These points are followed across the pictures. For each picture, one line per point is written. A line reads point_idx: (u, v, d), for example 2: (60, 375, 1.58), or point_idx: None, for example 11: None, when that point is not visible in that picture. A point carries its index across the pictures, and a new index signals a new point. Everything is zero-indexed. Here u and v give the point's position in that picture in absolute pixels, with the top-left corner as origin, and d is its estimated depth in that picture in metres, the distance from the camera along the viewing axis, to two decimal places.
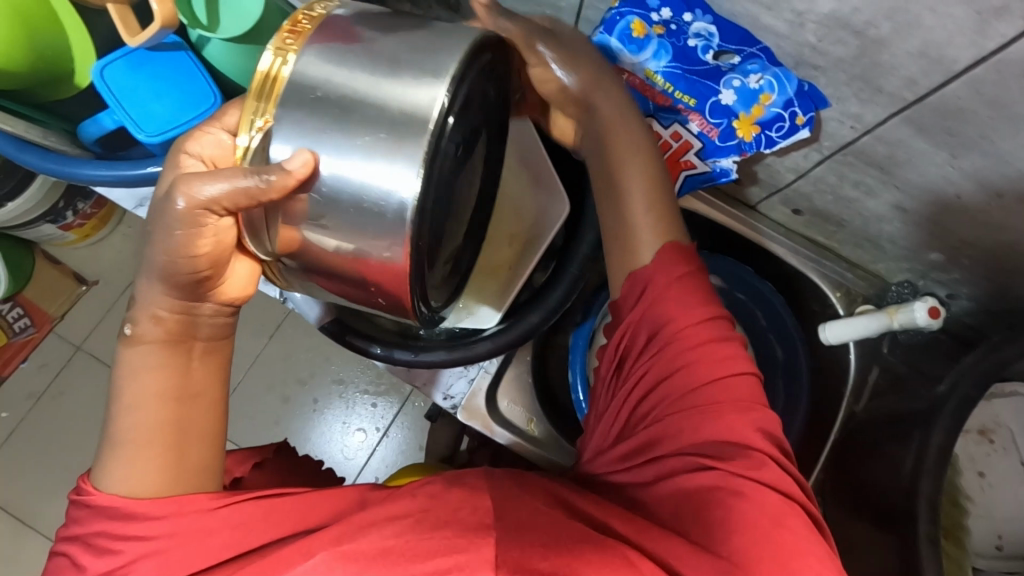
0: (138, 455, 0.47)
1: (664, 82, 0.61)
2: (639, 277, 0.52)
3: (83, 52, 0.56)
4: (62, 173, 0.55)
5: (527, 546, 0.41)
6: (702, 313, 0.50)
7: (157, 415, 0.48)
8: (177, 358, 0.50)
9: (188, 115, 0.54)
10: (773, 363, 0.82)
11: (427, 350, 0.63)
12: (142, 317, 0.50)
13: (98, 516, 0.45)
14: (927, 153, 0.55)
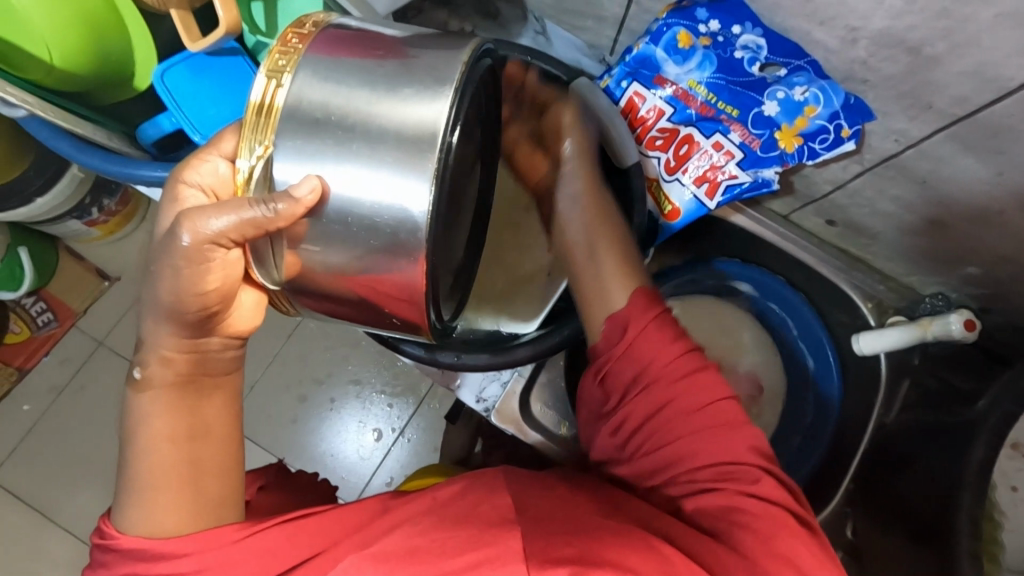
0: (153, 497, 0.46)
1: (707, 93, 0.62)
2: (616, 319, 0.54)
3: (145, 56, 0.58)
4: (122, 175, 0.56)
5: (551, 539, 0.43)
6: (679, 349, 0.51)
7: (169, 456, 0.47)
8: (186, 398, 0.49)
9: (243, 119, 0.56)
10: (804, 374, 0.82)
11: (469, 353, 0.64)
12: (150, 359, 0.49)
13: (126, 559, 0.46)
14: (972, 169, 0.55)
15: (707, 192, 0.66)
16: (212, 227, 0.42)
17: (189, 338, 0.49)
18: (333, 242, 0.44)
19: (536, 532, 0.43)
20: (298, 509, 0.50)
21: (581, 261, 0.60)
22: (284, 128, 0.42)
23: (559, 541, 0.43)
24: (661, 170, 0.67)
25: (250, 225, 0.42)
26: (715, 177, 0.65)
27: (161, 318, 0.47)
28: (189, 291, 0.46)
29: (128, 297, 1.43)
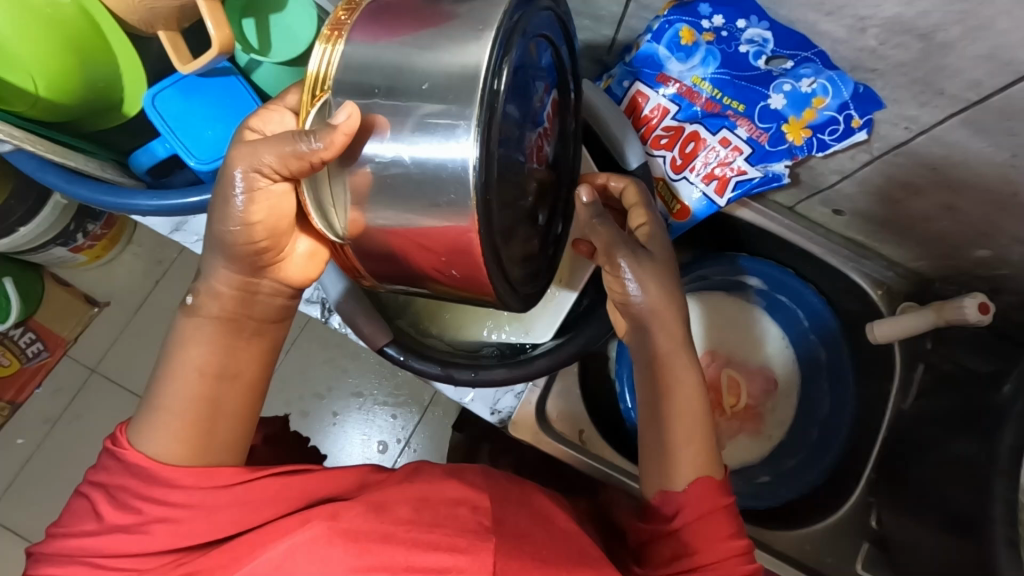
0: (167, 423, 0.48)
1: (711, 89, 0.61)
2: (671, 497, 0.53)
3: (129, 62, 0.55)
4: (116, 206, 0.54)
5: (526, 560, 0.42)
6: (730, 548, 0.51)
7: (192, 386, 0.50)
8: (226, 334, 0.51)
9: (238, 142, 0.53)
10: (816, 364, 0.82)
11: (488, 368, 0.61)
12: (204, 291, 0.52)
13: (126, 471, 0.47)
14: (985, 152, 0.55)
15: (716, 189, 0.64)
16: (260, 159, 0.45)
17: (245, 276, 0.52)
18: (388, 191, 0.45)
19: (513, 549, 0.43)
20: (294, 466, 0.51)
21: (650, 402, 0.57)
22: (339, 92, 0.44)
23: (533, 566, 0.42)
24: (668, 168, 0.66)
25: (296, 157, 0.44)
26: (724, 174, 0.64)
27: (219, 254, 0.51)
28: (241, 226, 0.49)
29: (119, 322, 1.41)
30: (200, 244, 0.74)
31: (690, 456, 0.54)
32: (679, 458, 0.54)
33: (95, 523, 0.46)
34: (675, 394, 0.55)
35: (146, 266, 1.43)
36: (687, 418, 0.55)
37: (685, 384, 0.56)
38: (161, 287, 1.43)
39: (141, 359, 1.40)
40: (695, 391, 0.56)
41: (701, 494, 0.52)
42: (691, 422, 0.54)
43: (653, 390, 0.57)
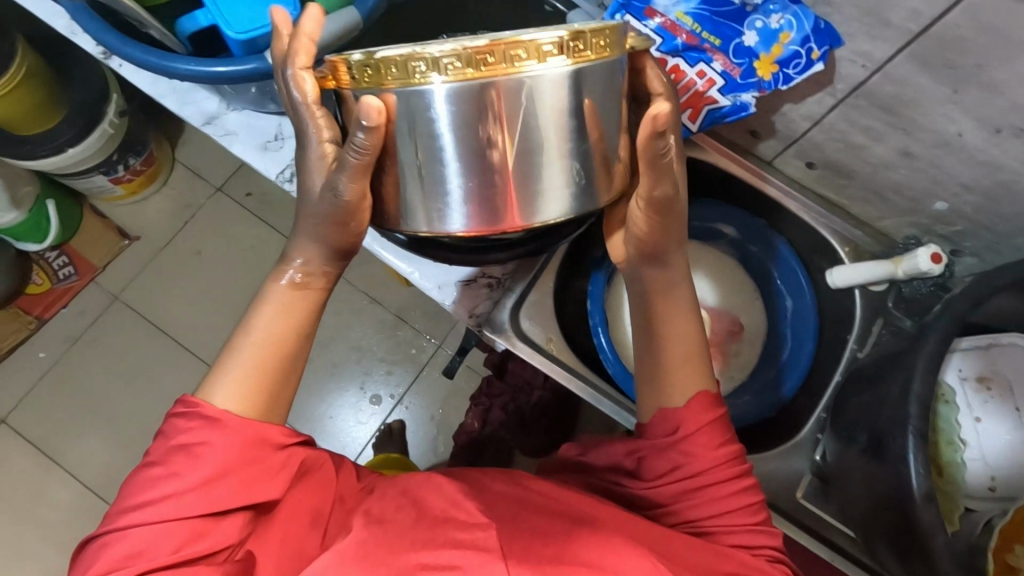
0: (247, 388, 0.53)
1: (692, 23, 0.68)
2: (670, 413, 0.59)
3: None
4: (159, 68, 0.62)
5: (530, 539, 0.51)
6: (723, 454, 0.58)
7: (286, 350, 0.56)
8: (319, 308, 0.58)
9: (268, 20, 0.62)
10: (784, 315, 0.87)
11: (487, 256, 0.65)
12: (312, 263, 0.57)
13: (211, 425, 0.50)
14: (931, 90, 0.60)
15: (689, 117, 0.71)
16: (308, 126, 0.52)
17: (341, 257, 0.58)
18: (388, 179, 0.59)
19: (512, 534, 0.52)
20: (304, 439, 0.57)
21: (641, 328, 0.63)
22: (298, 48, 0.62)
23: (539, 544, 0.50)
24: None
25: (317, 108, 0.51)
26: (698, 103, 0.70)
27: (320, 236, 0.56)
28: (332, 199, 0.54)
29: (145, 255, 1.52)
30: (225, 139, 0.83)
31: (687, 376, 0.61)
32: (677, 378, 0.61)
33: (164, 484, 0.48)
34: (667, 324, 0.62)
35: (177, 207, 1.53)
36: (687, 351, 0.61)
37: (681, 325, 0.61)
38: (189, 227, 1.53)
39: (160, 291, 1.50)
40: (688, 329, 0.62)
41: (694, 408, 0.59)
42: (683, 343, 0.61)
43: (649, 319, 0.62)
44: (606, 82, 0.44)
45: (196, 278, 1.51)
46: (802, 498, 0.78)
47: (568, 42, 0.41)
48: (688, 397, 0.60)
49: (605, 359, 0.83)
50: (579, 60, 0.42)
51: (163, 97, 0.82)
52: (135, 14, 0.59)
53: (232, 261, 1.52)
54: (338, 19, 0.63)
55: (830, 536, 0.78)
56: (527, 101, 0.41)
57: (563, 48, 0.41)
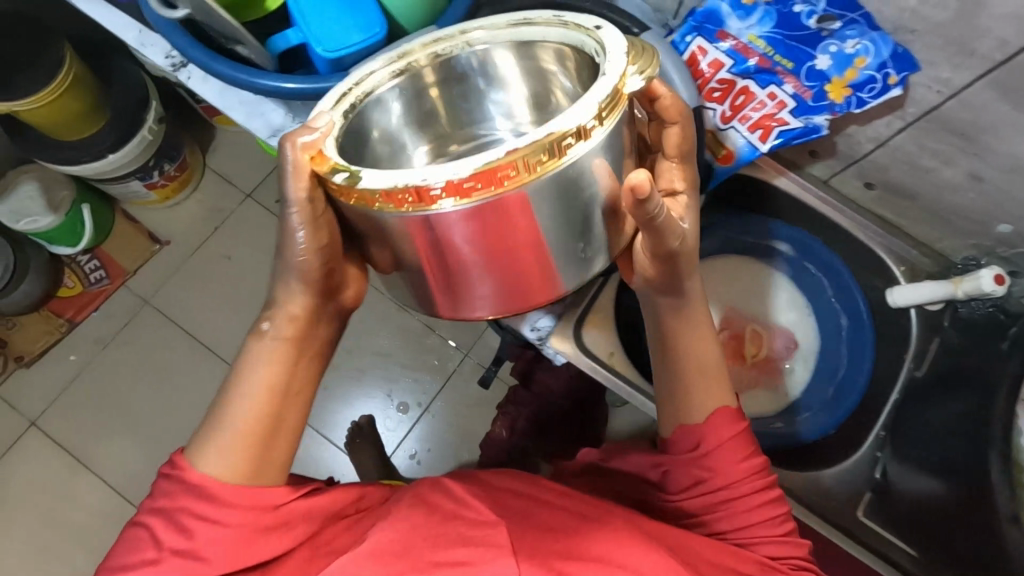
0: (229, 452, 0.53)
1: (765, 46, 0.69)
2: (689, 429, 0.62)
3: None
4: (246, 83, 0.64)
5: (536, 534, 0.52)
6: (745, 468, 0.60)
7: (263, 406, 0.55)
8: (292, 356, 0.57)
9: (355, 38, 0.63)
10: (838, 332, 0.87)
11: None
12: (280, 313, 0.56)
13: (190, 492, 0.52)
14: (1009, 117, 0.61)
15: (758, 138, 0.71)
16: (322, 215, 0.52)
17: (314, 300, 0.57)
18: None
19: (521, 531, 0.52)
20: (311, 485, 0.58)
21: (665, 352, 0.63)
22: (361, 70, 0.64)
23: (549, 537, 0.52)
24: (717, 120, 0.73)
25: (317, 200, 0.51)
26: (769, 124, 0.71)
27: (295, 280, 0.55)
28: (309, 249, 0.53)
29: (177, 260, 1.52)
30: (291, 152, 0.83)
31: (708, 390, 0.62)
32: (696, 394, 0.62)
33: (151, 548, 0.51)
34: (682, 342, 0.63)
35: (208, 213, 1.54)
36: (704, 368, 0.62)
37: (698, 346, 0.63)
38: (219, 233, 1.54)
39: (191, 297, 1.50)
40: (710, 346, 0.63)
41: (718, 424, 0.61)
42: (705, 354, 0.62)
43: (677, 337, 0.63)
44: (608, 151, 0.47)
45: (224, 283, 1.51)
46: (863, 514, 0.80)
47: (564, 141, 0.44)
48: (710, 409, 0.62)
49: None
50: (601, 121, 0.45)
51: (229, 109, 0.83)
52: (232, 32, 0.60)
53: (261, 267, 1.52)
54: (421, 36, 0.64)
55: (891, 555, 0.78)
56: (534, 206, 0.47)
57: (583, 133, 0.44)
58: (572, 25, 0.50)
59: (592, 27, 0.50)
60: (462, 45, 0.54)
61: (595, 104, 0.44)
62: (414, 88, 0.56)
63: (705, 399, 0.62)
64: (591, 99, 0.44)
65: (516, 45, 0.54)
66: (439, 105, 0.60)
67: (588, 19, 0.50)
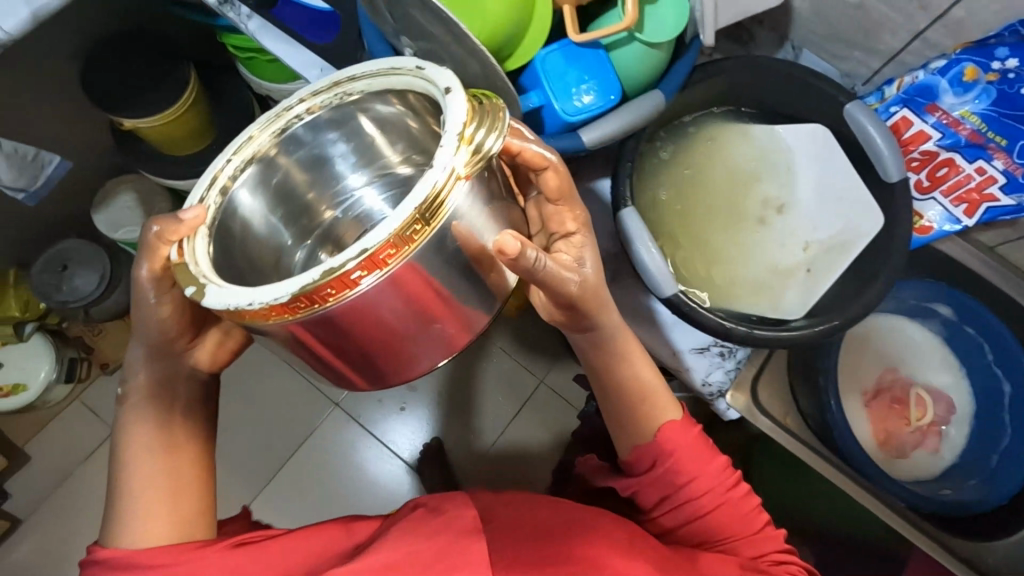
0: (145, 514, 0.55)
1: (978, 122, 0.69)
2: (646, 449, 0.62)
3: (532, 39, 0.62)
4: None
5: (515, 545, 0.54)
6: (716, 469, 0.62)
7: (154, 467, 0.57)
8: (160, 417, 0.59)
9: (594, 103, 0.64)
10: (999, 401, 0.86)
11: (760, 329, 0.69)
12: (131, 381, 0.60)
13: (108, 568, 0.53)
14: None
15: (963, 212, 0.72)
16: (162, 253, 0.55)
17: (159, 367, 0.60)
18: (657, 265, 0.67)
19: (503, 539, 0.54)
20: (254, 532, 0.57)
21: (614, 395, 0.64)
22: (591, 125, 0.64)
23: (531, 544, 0.55)
24: (913, 189, 0.75)
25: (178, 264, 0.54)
26: (975, 198, 0.71)
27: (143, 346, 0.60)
28: (152, 319, 0.58)
29: None
30: None
31: (653, 409, 0.63)
32: (643, 412, 0.63)
33: None
34: (626, 366, 0.63)
35: None
36: (645, 388, 0.63)
37: (639, 379, 0.63)
38: None
39: None
40: (653, 377, 0.64)
41: (672, 434, 0.62)
42: (646, 372, 0.64)
43: (625, 372, 0.63)
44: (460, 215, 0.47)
45: None
46: None
47: (412, 221, 0.45)
48: (659, 425, 0.62)
49: (842, 436, 0.81)
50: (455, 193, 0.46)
51: None
52: None
53: None
54: (648, 105, 0.66)
55: None
56: (423, 266, 0.48)
57: (445, 205, 0.46)
58: (429, 80, 0.49)
59: (444, 90, 0.48)
60: (289, 122, 0.54)
61: (433, 185, 0.45)
62: (273, 166, 0.56)
63: (658, 411, 0.63)
64: (435, 178, 0.45)
65: (355, 98, 0.54)
66: (297, 183, 0.60)
67: (408, 60, 0.50)
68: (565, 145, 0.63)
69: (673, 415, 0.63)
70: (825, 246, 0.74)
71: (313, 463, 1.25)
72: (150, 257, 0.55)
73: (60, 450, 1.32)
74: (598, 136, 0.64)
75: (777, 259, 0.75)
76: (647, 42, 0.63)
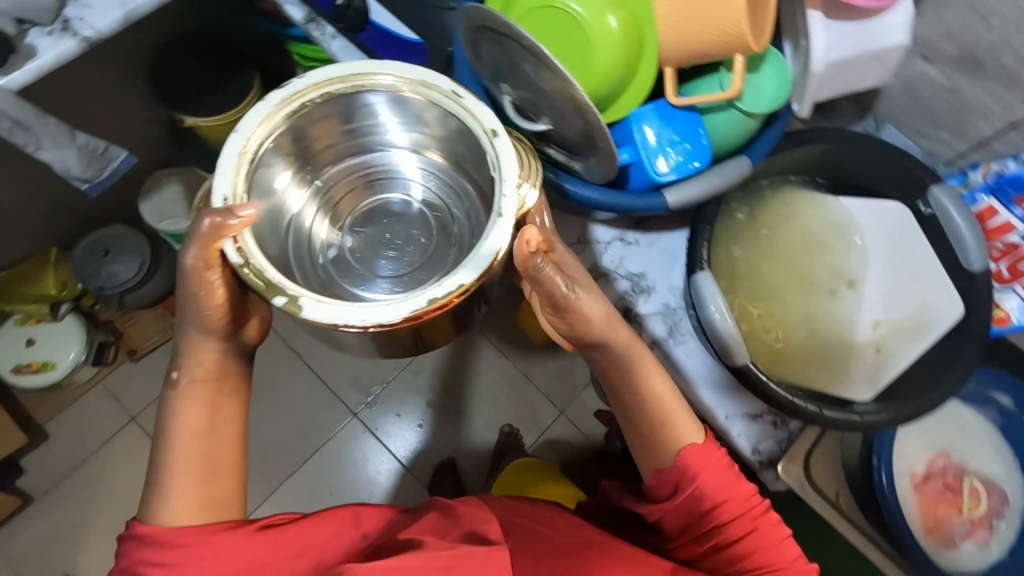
0: (181, 492, 0.52)
1: None
2: (667, 474, 0.58)
3: (631, 96, 0.62)
4: (563, 191, 0.64)
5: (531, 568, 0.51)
6: (744, 498, 0.57)
7: (193, 447, 0.54)
8: (211, 396, 0.57)
9: (683, 163, 0.63)
10: None
11: (829, 409, 0.68)
12: (186, 360, 0.57)
13: (142, 546, 0.50)
14: None
15: None
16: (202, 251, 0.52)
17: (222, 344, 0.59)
18: (730, 336, 0.66)
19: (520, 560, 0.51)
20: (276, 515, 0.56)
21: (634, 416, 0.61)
22: (676, 186, 0.64)
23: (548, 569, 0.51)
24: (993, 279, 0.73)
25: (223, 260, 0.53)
26: None
27: (197, 329, 0.57)
28: (198, 305, 0.55)
29: None
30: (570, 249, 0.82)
31: (674, 431, 0.59)
32: (661, 437, 0.58)
33: None
34: (640, 382, 0.61)
35: None
36: (664, 409, 0.60)
37: (658, 397, 0.60)
38: None
39: None
40: (672, 397, 0.60)
41: (693, 459, 0.57)
42: (663, 392, 0.60)
43: (636, 385, 0.61)
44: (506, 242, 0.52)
45: None
46: None
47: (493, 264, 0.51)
48: (678, 449, 0.58)
49: (895, 518, 0.82)
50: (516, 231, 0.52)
51: None
52: (577, 144, 0.62)
53: None
54: (735, 170, 0.65)
55: None
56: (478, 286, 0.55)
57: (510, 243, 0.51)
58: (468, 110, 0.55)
59: (490, 130, 0.54)
60: (301, 106, 0.55)
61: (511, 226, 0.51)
62: (302, 125, 0.58)
63: (678, 436, 0.59)
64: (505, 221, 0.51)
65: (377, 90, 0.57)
66: (294, 153, 0.60)
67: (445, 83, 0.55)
68: (651, 205, 0.63)
69: (695, 439, 0.59)
70: (897, 328, 0.72)
71: (321, 471, 1.25)
72: (201, 250, 0.51)
73: (74, 434, 1.29)
74: (681, 199, 0.64)
75: (844, 332, 0.73)
76: (744, 109, 0.62)
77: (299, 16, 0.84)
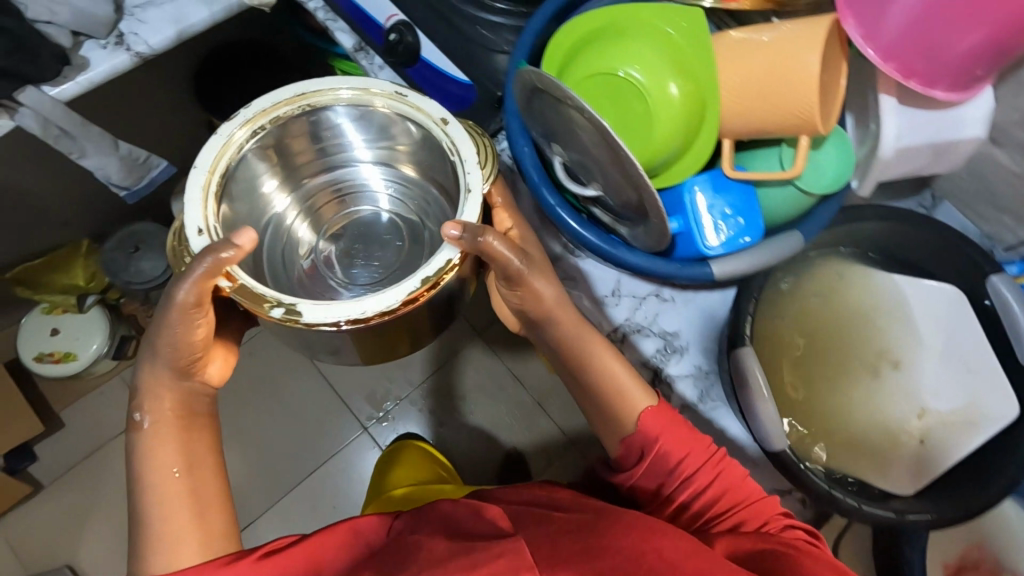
0: (174, 537, 0.51)
1: None
2: (632, 443, 0.58)
3: (683, 168, 0.60)
4: (604, 253, 0.62)
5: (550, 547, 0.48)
6: (701, 446, 0.58)
7: (176, 487, 0.53)
8: (183, 435, 0.56)
9: (734, 237, 0.61)
10: None
11: (869, 504, 0.65)
12: (148, 403, 0.55)
13: None
14: None
15: None
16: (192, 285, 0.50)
17: (178, 382, 0.57)
18: (773, 420, 0.64)
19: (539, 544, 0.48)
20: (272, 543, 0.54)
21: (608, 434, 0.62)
22: (724, 258, 0.61)
23: (566, 541, 0.48)
24: None
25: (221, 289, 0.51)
26: None
27: (161, 364, 0.55)
28: (180, 342, 0.54)
29: None
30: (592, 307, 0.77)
31: (628, 404, 0.60)
32: (618, 411, 0.60)
33: None
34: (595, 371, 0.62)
35: None
36: (615, 386, 0.61)
37: (612, 378, 0.61)
38: None
39: None
40: (624, 376, 0.62)
41: (651, 422, 0.58)
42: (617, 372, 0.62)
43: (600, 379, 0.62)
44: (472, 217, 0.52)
45: None
46: None
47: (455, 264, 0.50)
48: (635, 419, 0.59)
49: None
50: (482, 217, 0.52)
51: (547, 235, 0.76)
52: (621, 208, 0.60)
53: None
54: (790, 245, 0.61)
55: None
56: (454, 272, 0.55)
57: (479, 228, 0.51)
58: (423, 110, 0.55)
59: (440, 119, 0.55)
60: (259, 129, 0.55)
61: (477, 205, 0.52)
62: (273, 141, 0.57)
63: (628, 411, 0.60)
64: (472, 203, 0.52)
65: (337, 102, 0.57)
66: (260, 172, 0.59)
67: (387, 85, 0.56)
68: (696, 278, 0.61)
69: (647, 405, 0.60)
70: (944, 420, 0.69)
71: (321, 485, 1.23)
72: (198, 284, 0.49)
73: (87, 425, 1.30)
74: (729, 272, 0.61)
75: (886, 421, 0.70)
76: (801, 187, 0.60)
77: (348, 43, 0.83)
